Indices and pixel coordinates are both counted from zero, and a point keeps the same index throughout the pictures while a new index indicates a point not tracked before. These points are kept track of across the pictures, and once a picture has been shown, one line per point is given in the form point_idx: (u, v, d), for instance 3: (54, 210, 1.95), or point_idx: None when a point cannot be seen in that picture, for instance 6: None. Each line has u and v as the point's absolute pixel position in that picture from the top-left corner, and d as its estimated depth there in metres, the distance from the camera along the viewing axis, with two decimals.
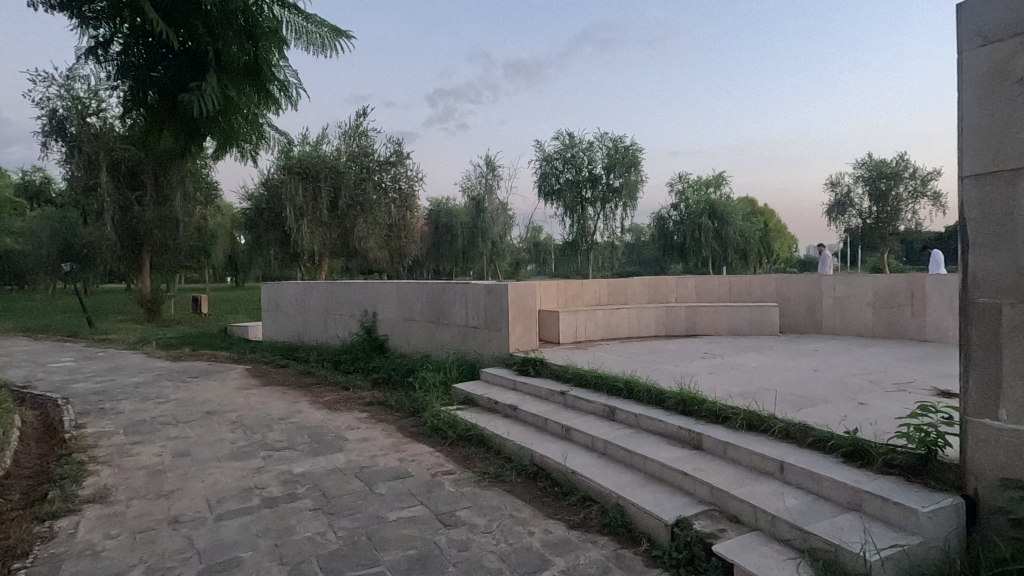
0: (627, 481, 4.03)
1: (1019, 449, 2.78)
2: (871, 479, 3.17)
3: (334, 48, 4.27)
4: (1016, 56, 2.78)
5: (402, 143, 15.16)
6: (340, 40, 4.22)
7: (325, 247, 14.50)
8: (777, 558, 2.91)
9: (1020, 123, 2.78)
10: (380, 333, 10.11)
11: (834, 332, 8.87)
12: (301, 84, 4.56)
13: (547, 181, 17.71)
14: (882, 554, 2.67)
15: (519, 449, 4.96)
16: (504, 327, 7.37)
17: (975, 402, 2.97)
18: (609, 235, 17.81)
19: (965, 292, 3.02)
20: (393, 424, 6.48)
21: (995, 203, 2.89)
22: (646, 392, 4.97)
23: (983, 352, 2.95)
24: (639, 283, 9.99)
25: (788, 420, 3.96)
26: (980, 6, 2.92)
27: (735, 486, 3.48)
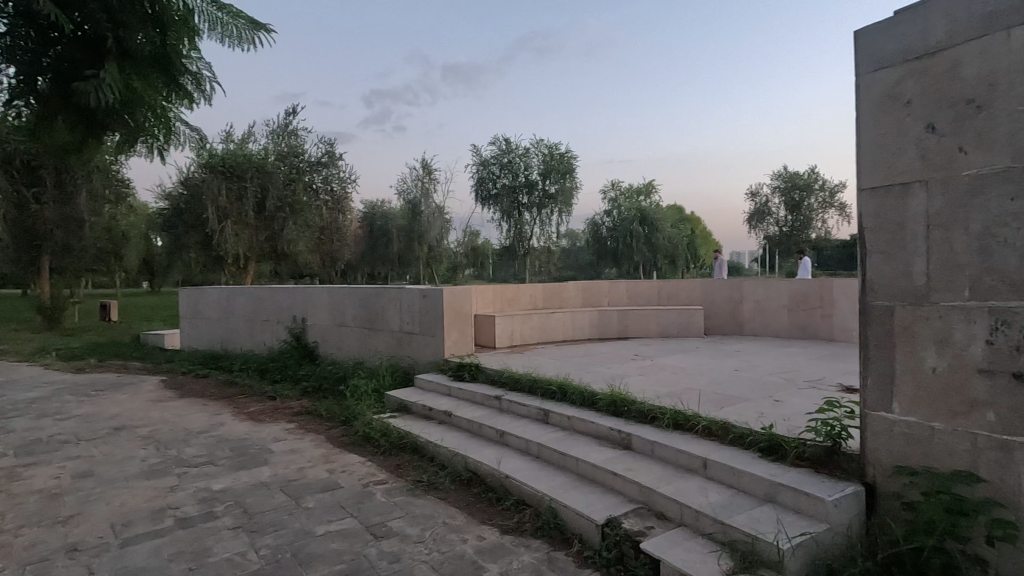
0: (560, 483, 4.08)
1: (910, 438, 3.05)
2: (784, 471, 3.36)
3: (251, 41, 4.03)
4: (905, 81, 3.06)
5: (334, 142, 14.71)
6: (259, 33, 4.00)
7: (252, 250, 13.81)
8: (701, 552, 3.03)
9: (907, 142, 3.07)
10: (309, 339, 9.73)
11: (753, 333, 9.40)
12: (216, 77, 4.38)
13: (484, 185, 17.78)
14: (793, 542, 2.85)
15: (453, 455, 4.91)
16: (439, 333, 7.28)
17: (873, 396, 3.23)
18: (546, 240, 18.07)
19: (864, 295, 3.28)
20: (323, 434, 6.24)
21: (889, 215, 3.15)
22: (578, 394, 5.06)
23: (879, 351, 3.22)
24: (574, 288, 10.20)
25: (710, 419, 4.14)
26: (875, 33, 3.20)
27: (661, 484, 3.60)
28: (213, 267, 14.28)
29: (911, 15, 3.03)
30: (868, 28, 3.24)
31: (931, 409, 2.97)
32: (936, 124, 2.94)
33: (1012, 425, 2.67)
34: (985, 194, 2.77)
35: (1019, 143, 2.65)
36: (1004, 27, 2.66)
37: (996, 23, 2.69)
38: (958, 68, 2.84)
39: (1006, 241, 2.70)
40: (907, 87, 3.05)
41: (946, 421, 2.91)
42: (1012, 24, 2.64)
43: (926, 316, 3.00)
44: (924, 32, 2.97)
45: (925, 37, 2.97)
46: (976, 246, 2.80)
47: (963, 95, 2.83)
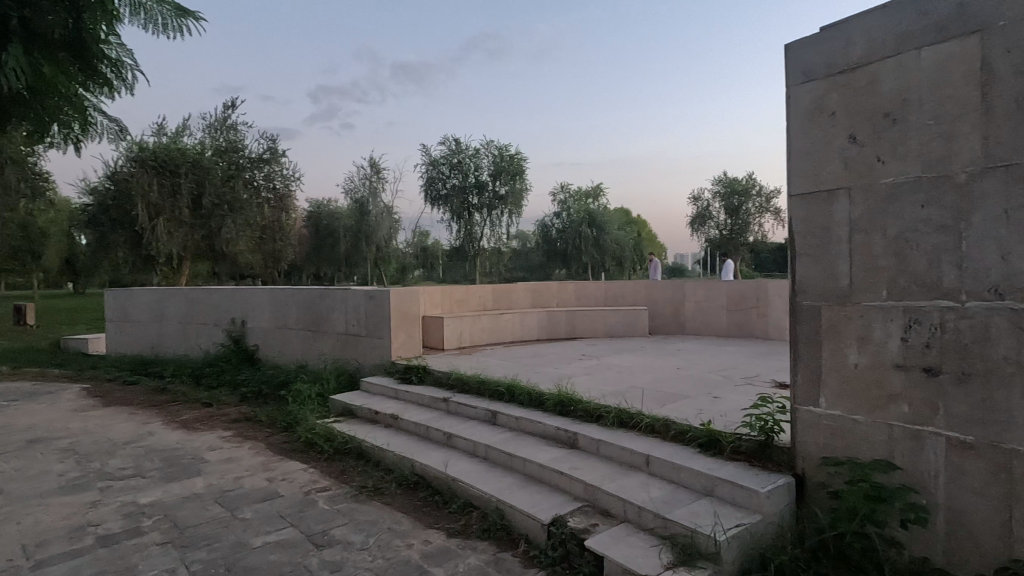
0: (507, 484, 4.08)
1: (835, 431, 3.23)
2: (721, 465, 3.50)
3: (174, 25, 4.81)
4: (830, 93, 3.24)
5: (277, 138, 14.15)
6: (182, 19, 4.80)
7: (187, 250, 13.12)
8: (643, 547, 3.10)
9: (831, 151, 3.25)
10: (249, 343, 9.34)
11: (695, 332, 9.74)
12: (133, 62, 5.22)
13: (434, 185, 17.62)
14: (728, 533, 2.96)
15: (399, 459, 4.82)
16: (386, 334, 7.14)
17: (802, 391, 3.40)
18: (496, 241, 18.05)
19: (794, 295, 3.45)
20: (262, 441, 6.00)
21: (816, 219, 3.33)
22: (526, 395, 5.08)
23: (807, 348, 3.39)
24: (523, 289, 10.27)
25: (652, 416, 4.25)
26: (802, 48, 3.37)
27: (606, 482, 3.66)
28: (143, 267, 13.47)
29: (834, 32, 3.21)
30: (797, 43, 3.42)
31: (853, 403, 3.15)
32: (857, 135, 3.14)
33: (924, 417, 2.87)
34: (900, 201, 2.97)
35: (929, 154, 2.86)
36: (916, 46, 2.88)
37: (909, 43, 2.90)
38: (876, 83, 3.04)
39: (918, 245, 2.91)
40: (832, 100, 3.24)
41: (866, 414, 3.10)
42: (922, 44, 2.86)
43: (849, 316, 3.18)
44: (846, 48, 3.16)
45: (847, 53, 3.16)
46: (892, 249, 3.01)
47: (880, 109, 3.03)
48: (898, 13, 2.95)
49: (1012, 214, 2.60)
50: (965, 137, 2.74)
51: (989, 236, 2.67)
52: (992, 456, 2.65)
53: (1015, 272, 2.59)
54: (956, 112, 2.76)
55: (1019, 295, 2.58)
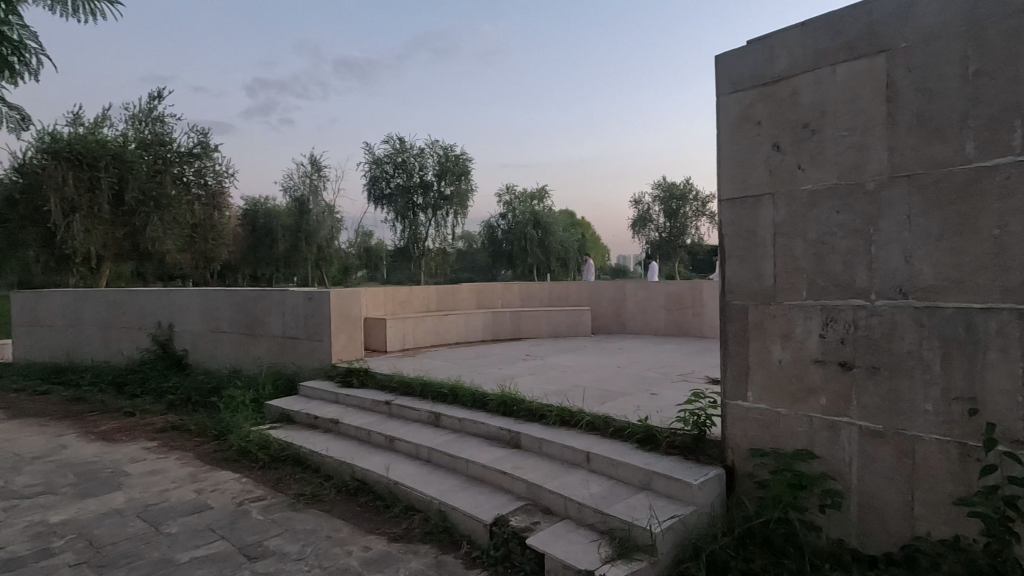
0: (450, 485, 4.05)
1: (761, 423, 3.42)
2: (658, 460, 3.61)
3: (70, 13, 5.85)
4: (756, 103, 3.42)
5: (209, 132, 13.46)
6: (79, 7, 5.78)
7: (106, 249, 12.23)
8: (583, 542, 3.16)
9: (757, 158, 3.44)
10: (177, 347, 8.84)
11: (635, 331, 10.02)
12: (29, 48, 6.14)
13: (377, 185, 17.29)
14: (663, 525, 3.06)
15: (339, 465, 4.70)
16: (326, 337, 6.94)
17: (731, 387, 3.57)
18: (441, 242, 17.89)
19: (724, 295, 3.62)
20: (190, 451, 5.69)
21: (743, 223, 3.51)
22: (470, 396, 5.06)
23: (735, 345, 3.57)
24: (467, 290, 10.25)
25: (593, 414, 4.34)
26: (730, 60, 3.54)
27: (547, 480, 3.70)
28: (57, 268, 12.46)
29: (760, 45, 3.40)
30: (726, 54, 3.59)
31: (777, 397, 3.34)
32: (780, 144, 3.33)
33: (840, 408, 3.08)
34: (818, 207, 3.17)
35: (843, 164, 3.07)
36: (831, 63, 3.09)
37: (826, 59, 3.11)
38: (797, 95, 3.23)
39: (834, 248, 3.12)
40: (757, 110, 3.42)
41: (789, 407, 3.29)
42: (837, 60, 3.07)
43: (773, 314, 3.37)
44: (770, 61, 3.35)
45: (771, 66, 3.34)
46: (811, 252, 3.21)
47: (801, 120, 3.23)
48: (815, 31, 3.15)
49: (915, 219, 2.83)
50: (874, 148, 2.96)
51: (895, 240, 2.90)
52: (899, 443, 2.88)
53: (916, 273, 2.83)
54: (866, 125, 2.98)
55: (920, 294, 2.81)
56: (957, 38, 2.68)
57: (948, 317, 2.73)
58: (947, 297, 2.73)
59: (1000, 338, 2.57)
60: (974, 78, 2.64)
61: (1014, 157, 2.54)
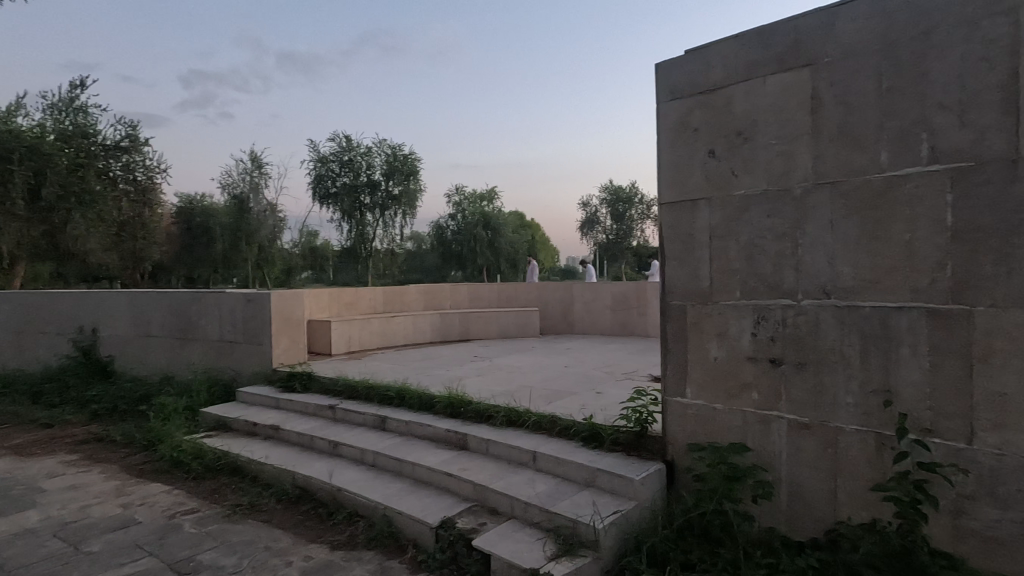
0: (396, 490, 3.99)
1: (699, 418, 3.55)
2: (602, 457, 3.69)
3: None
4: (693, 111, 3.56)
5: (138, 124, 12.64)
6: None
7: (21, 249, 11.26)
8: (528, 541, 3.19)
9: (694, 163, 3.57)
10: (102, 353, 8.28)
11: (582, 331, 10.20)
12: None
13: (322, 183, 16.77)
14: (606, 520, 3.13)
15: (279, 473, 4.53)
16: (266, 341, 6.68)
17: (672, 384, 3.70)
18: (389, 242, 17.57)
19: (664, 296, 3.74)
20: (116, 464, 5.35)
21: (681, 226, 3.64)
22: (416, 398, 5.00)
23: (675, 344, 3.69)
24: (415, 290, 10.13)
25: (539, 413, 4.38)
26: (670, 68, 3.66)
27: (494, 480, 3.71)
28: None
29: (696, 55, 3.54)
30: (665, 62, 3.71)
31: (713, 393, 3.49)
32: (716, 150, 3.47)
33: (771, 402, 3.25)
34: (750, 212, 3.33)
35: (772, 171, 3.24)
36: (762, 74, 3.25)
37: (757, 70, 3.27)
38: (731, 104, 3.38)
39: (764, 250, 3.28)
40: (695, 117, 3.55)
41: (724, 402, 3.44)
42: (767, 72, 3.23)
43: (709, 314, 3.51)
44: (706, 71, 3.49)
45: (707, 75, 3.48)
46: (744, 254, 3.36)
47: (734, 128, 3.38)
48: (747, 44, 3.31)
49: (837, 224, 3.02)
50: (800, 156, 3.14)
51: (820, 243, 3.08)
52: (823, 434, 3.05)
53: (838, 274, 3.02)
54: (793, 134, 3.16)
55: (841, 294, 3.01)
56: (873, 56, 2.88)
57: (866, 315, 2.92)
58: (865, 297, 2.93)
59: (910, 334, 2.78)
60: (888, 93, 2.84)
61: (922, 166, 2.75)
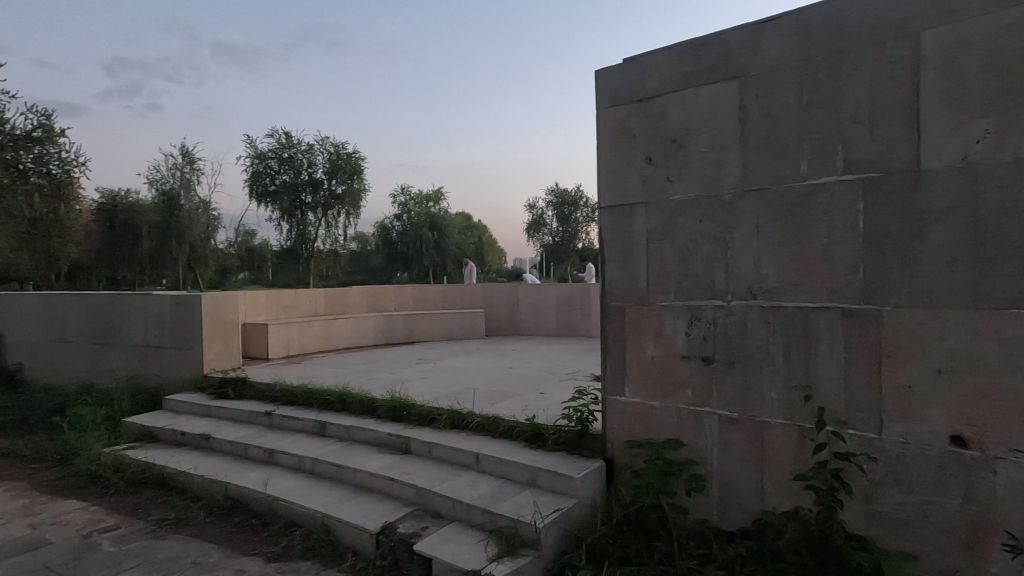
0: (335, 496, 3.88)
1: (636, 416, 3.66)
2: (544, 457, 3.73)
3: None
4: (632, 118, 3.67)
5: (50, 114, 11.58)
6: None
7: None
8: (470, 543, 3.18)
9: (633, 168, 3.68)
10: (10, 362, 7.63)
11: (527, 332, 10.28)
12: None
13: (260, 181, 16.06)
14: (547, 519, 3.16)
15: (209, 484, 4.31)
16: (197, 345, 6.34)
17: (612, 382, 3.79)
18: (332, 243, 17.06)
19: (604, 297, 3.84)
20: (25, 481, 4.93)
21: (620, 229, 3.75)
22: (358, 402, 4.89)
23: (614, 344, 3.79)
24: (358, 292, 9.90)
25: (483, 415, 4.38)
26: (610, 74, 3.76)
27: (436, 484, 3.68)
28: None
29: (634, 64, 3.64)
30: (604, 70, 3.80)
31: (651, 391, 3.60)
32: (652, 157, 3.59)
33: (703, 399, 3.39)
34: (684, 216, 3.47)
35: (705, 177, 3.38)
36: (695, 85, 3.39)
37: (690, 81, 3.41)
38: (667, 113, 3.51)
39: (697, 253, 3.43)
40: (633, 124, 3.67)
41: (660, 399, 3.56)
42: (699, 83, 3.38)
43: (647, 314, 3.63)
44: (643, 79, 3.61)
45: (644, 83, 3.60)
46: (679, 257, 3.50)
47: (669, 136, 3.51)
48: (681, 54, 3.45)
49: (762, 229, 3.19)
50: (730, 164, 3.29)
51: (747, 247, 3.24)
52: (751, 428, 3.22)
53: (764, 276, 3.19)
54: (723, 143, 3.31)
55: (767, 295, 3.18)
56: (794, 71, 3.06)
57: (788, 314, 3.10)
58: (788, 298, 3.11)
59: (828, 332, 2.98)
60: (808, 106, 3.03)
61: (838, 176, 2.95)
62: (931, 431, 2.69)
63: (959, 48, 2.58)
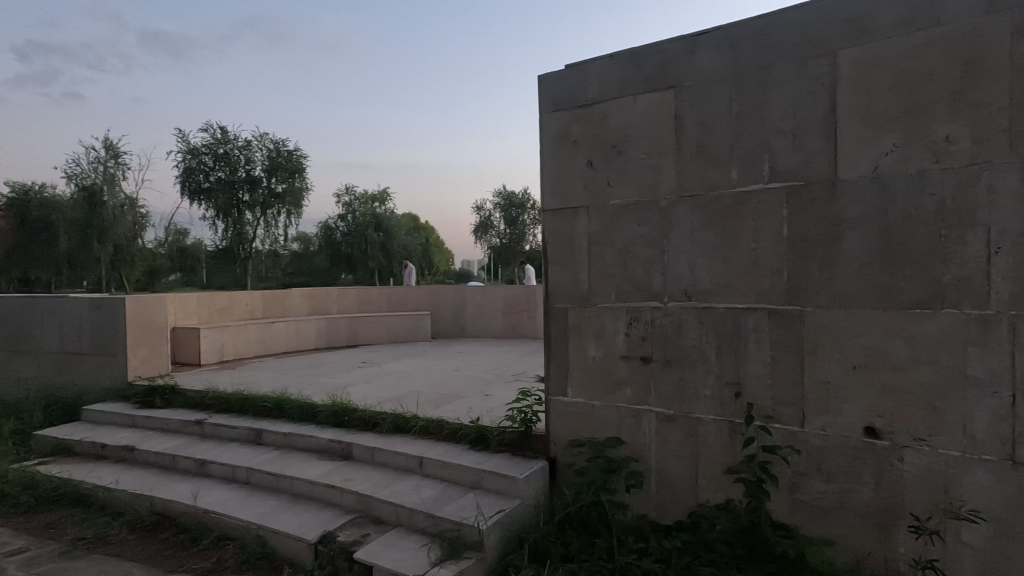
0: (272, 507, 3.74)
1: (579, 416, 3.73)
2: (488, 459, 3.74)
3: None
4: (573, 123, 3.74)
5: None
6: None
7: None
8: (412, 549, 3.14)
9: (574, 173, 3.75)
10: None
11: (474, 334, 10.27)
12: None
13: (193, 177, 15.26)
14: (491, 520, 3.17)
15: (133, 499, 4.06)
16: (120, 352, 5.95)
17: (555, 383, 3.85)
18: (271, 243, 16.41)
19: (547, 299, 3.89)
20: None
21: (563, 233, 3.81)
22: (296, 408, 4.74)
23: (557, 345, 3.85)
24: (299, 294, 9.57)
25: (427, 418, 4.34)
26: (552, 80, 3.82)
27: (378, 490, 3.61)
28: None
29: (576, 71, 3.72)
30: (547, 75, 3.86)
31: (592, 391, 3.68)
32: (593, 162, 3.68)
33: (642, 397, 3.49)
34: (624, 220, 3.57)
35: (643, 182, 3.49)
36: (634, 93, 3.50)
37: (629, 89, 3.51)
38: (607, 119, 3.60)
39: (636, 256, 3.53)
40: (574, 129, 3.74)
41: (601, 399, 3.64)
42: (638, 92, 3.49)
43: (589, 316, 3.71)
44: (584, 86, 3.69)
45: (585, 90, 3.68)
46: (619, 259, 3.59)
47: (610, 142, 3.60)
48: (620, 63, 3.55)
49: (697, 233, 3.33)
50: (666, 171, 3.42)
51: (683, 250, 3.37)
52: (686, 425, 3.34)
53: (698, 279, 3.33)
54: (660, 150, 3.43)
55: (700, 296, 3.32)
56: (724, 83, 3.21)
57: (720, 315, 3.25)
58: (720, 299, 3.25)
59: (756, 332, 3.14)
60: (738, 117, 3.19)
61: (764, 183, 3.11)
62: (847, 423, 2.89)
63: (871, 67, 2.79)
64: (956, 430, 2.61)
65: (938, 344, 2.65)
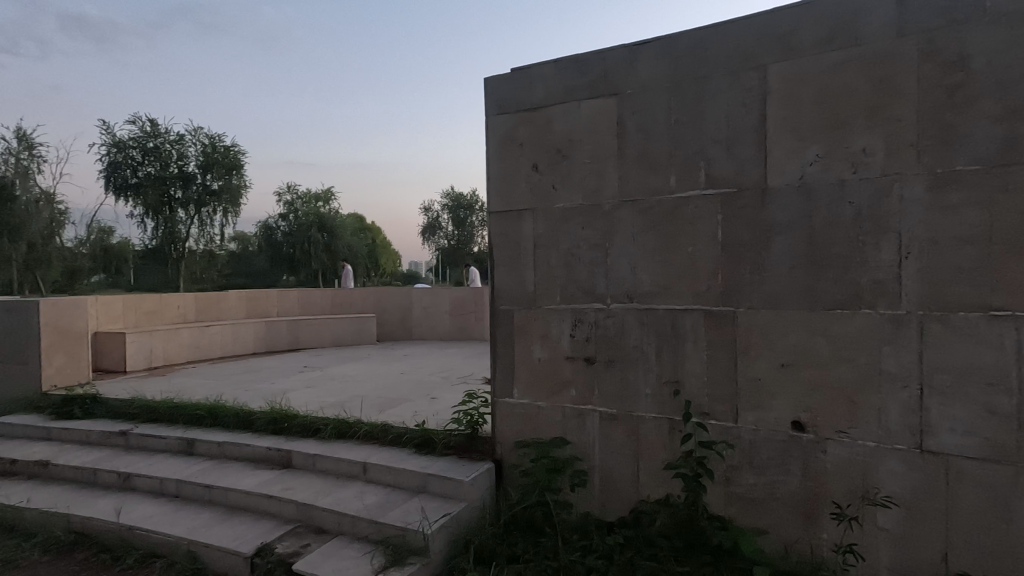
0: (204, 520, 3.56)
1: (524, 416, 3.75)
2: (433, 462, 3.71)
3: None
4: (519, 126, 3.77)
5: None
6: None
7: None
8: (355, 557, 3.07)
9: (520, 175, 3.78)
10: None
11: (420, 336, 10.15)
12: None
13: (119, 172, 14.33)
14: (436, 524, 3.14)
15: (48, 518, 3.76)
16: (33, 359, 5.50)
17: (501, 384, 3.86)
18: (206, 242, 15.62)
19: (493, 301, 3.90)
20: None
21: (509, 235, 3.83)
22: (232, 415, 4.53)
23: (503, 347, 3.86)
24: (236, 296, 9.17)
25: (371, 423, 4.25)
26: (498, 82, 3.84)
27: (320, 498, 3.50)
28: None
29: (521, 74, 3.75)
30: (493, 78, 3.88)
31: (538, 391, 3.71)
32: (538, 165, 3.72)
33: (586, 397, 3.56)
34: (568, 223, 3.63)
35: (587, 186, 3.56)
36: (578, 99, 3.57)
37: (573, 94, 3.58)
38: (552, 123, 3.66)
39: (580, 259, 3.60)
40: (520, 133, 3.77)
41: (546, 399, 3.68)
42: (581, 97, 3.56)
43: (534, 318, 3.74)
44: (530, 90, 3.73)
45: (531, 94, 3.72)
46: (563, 262, 3.65)
47: (555, 146, 3.66)
48: (565, 69, 3.61)
49: (638, 237, 3.42)
50: (609, 175, 3.50)
51: (625, 253, 3.46)
52: (628, 424, 3.43)
53: (639, 281, 3.43)
54: (603, 155, 3.51)
55: (641, 298, 3.42)
56: (664, 91, 3.33)
57: (660, 316, 3.36)
58: (660, 301, 3.36)
59: (693, 332, 3.26)
60: (676, 125, 3.30)
61: (701, 190, 3.24)
62: (777, 418, 3.05)
63: (796, 81, 2.96)
64: (873, 422, 2.80)
65: (856, 342, 2.85)
